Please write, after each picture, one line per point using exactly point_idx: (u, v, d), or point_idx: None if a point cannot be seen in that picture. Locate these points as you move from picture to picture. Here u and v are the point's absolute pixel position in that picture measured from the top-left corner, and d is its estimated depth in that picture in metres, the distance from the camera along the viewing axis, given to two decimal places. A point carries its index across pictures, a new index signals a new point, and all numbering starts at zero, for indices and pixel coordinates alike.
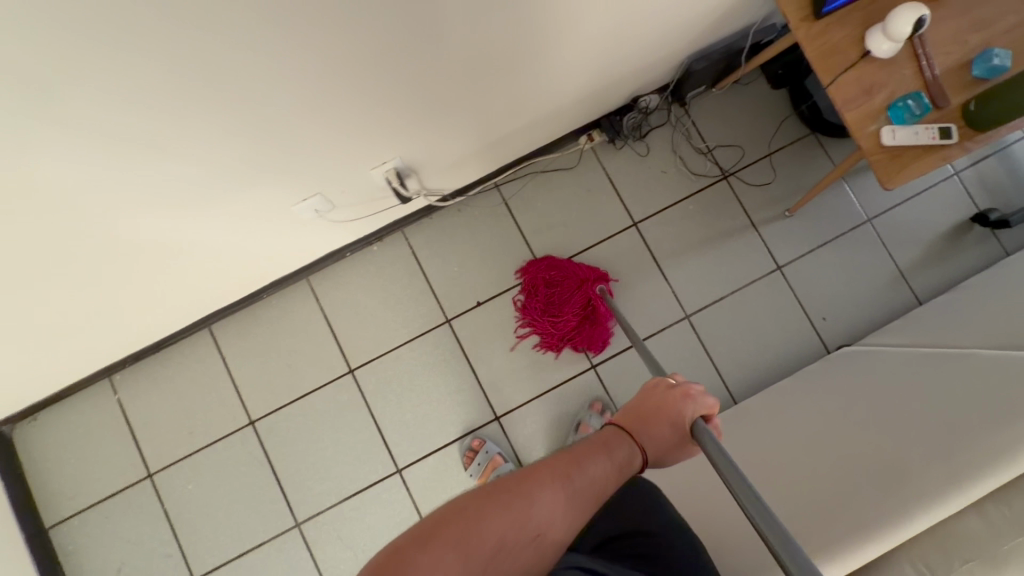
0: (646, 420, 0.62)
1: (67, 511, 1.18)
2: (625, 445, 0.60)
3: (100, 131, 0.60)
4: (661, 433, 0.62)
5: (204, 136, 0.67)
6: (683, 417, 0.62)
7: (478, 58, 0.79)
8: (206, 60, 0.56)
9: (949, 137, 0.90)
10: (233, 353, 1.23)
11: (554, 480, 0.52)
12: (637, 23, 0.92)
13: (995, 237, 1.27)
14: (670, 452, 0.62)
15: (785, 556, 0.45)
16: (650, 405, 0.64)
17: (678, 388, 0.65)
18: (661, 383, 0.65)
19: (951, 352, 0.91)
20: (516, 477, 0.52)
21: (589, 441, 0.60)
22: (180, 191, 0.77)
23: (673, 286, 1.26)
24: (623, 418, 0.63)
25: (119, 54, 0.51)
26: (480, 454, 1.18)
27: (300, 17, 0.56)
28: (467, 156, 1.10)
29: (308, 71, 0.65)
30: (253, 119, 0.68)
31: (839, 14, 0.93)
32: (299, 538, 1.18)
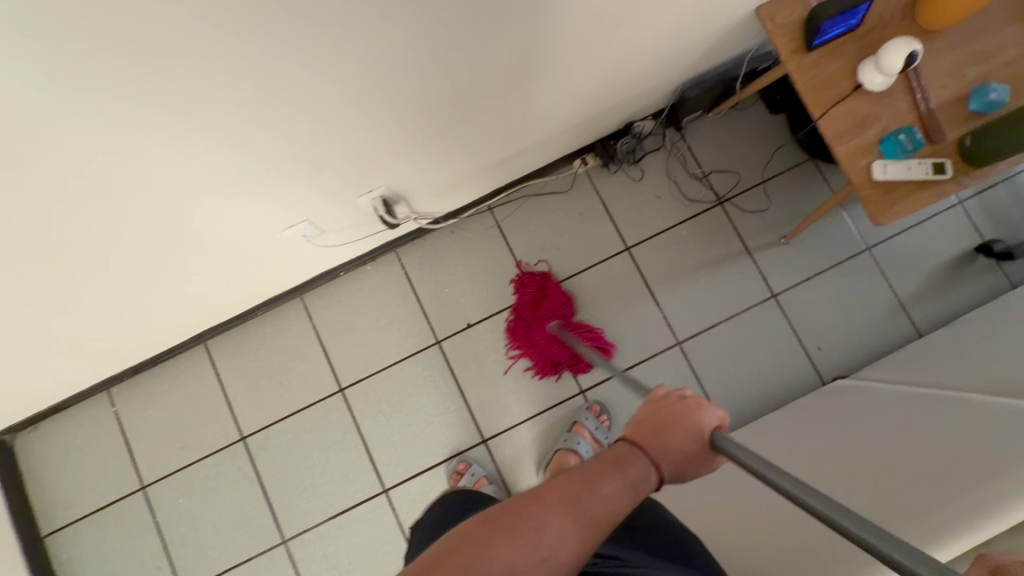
0: (663, 433, 0.51)
1: (64, 520, 1.21)
2: (641, 460, 0.48)
3: (81, 164, 0.62)
4: (680, 446, 0.51)
5: (185, 162, 0.69)
6: (701, 428, 0.52)
7: (460, 91, 0.81)
8: (183, 93, 0.58)
9: (943, 172, 0.88)
10: (226, 369, 1.25)
11: (559, 504, 0.43)
12: (624, 54, 0.92)
13: (1000, 269, 1.24)
14: (690, 467, 0.52)
15: (887, 550, 0.36)
16: (660, 415, 0.52)
17: (689, 398, 0.54)
18: (670, 394, 0.54)
19: (942, 393, 0.89)
20: (514, 502, 0.43)
21: (598, 457, 0.48)
22: (167, 217, 0.79)
23: (665, 312, 1.25)
24: (635, 432, 0.51)
25: (97, 88, 0.53)
26: (466, 477, 1.18)
27: (274, 55, 0.58)
28: (457, 182, 1.11)
29: (286, 105, 0.67)
30: (234, 148, 0.71)
31: (831, 47, 0.93)
32: (285, 555, 1.19)
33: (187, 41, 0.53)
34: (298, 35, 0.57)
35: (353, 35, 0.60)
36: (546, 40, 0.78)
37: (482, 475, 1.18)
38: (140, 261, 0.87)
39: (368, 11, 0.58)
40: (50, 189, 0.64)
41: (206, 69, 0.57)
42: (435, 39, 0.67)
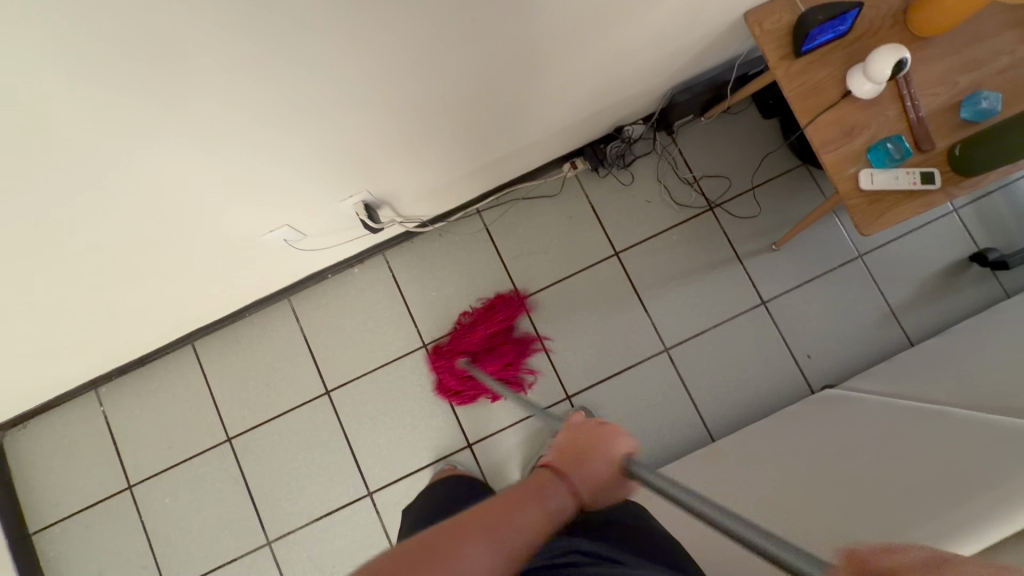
0: (580, 459, 0.57)
1: (52, 518, 1.22)
2: (561, 487, 0.53)
3: (53, 178, 0.62)
4: (594, 472, 0.57)
5: (158, 175, 0.69)
6: (613, 455, 0.58)
7: (440, 101, 0.80)
8: (152, 108, 0.58)
9: (931, 182, 0.87)
10: (213, 371, 1.25)
11: (487, 527, 0.44)
12: (611, 60, 0.91)
13: (995, 278, 1.22)
14: (601, 493, 0.57)
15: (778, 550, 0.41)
16: (578, 442, 0.60)
17: (604, 425, 0.61)
18: (587, 422, 0.62)
19: (927, 406, 0.88)
20: (443, 527, 0.43)
21: (522, 484, 0.52)
22: (145, 227, 0.79)
23: (653, 317, 1.24)
24: (555, 459, 0.57)
25: (62, 105, 0.53)
26: None
27: (243, 69, 0.58)
28: (444, 185, 1.10)
29: (259, 117, 0.66)
30: (209, 160, 0.70)
31: (820, 54, 0.91)
32: (270, 556, 1.20)
33: (151, 60, 0.52)
34: (267, 51, 0.57)
35: (324, 48, 0.60)
36: (526, 50, 0.77)
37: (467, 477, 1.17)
38: (119, 270, 0.87)
39: (337, 26, 0.58)
40: (23, 205, 0.64)
41: (174, 85, 0.56)
42: (410, 50, 0.66)
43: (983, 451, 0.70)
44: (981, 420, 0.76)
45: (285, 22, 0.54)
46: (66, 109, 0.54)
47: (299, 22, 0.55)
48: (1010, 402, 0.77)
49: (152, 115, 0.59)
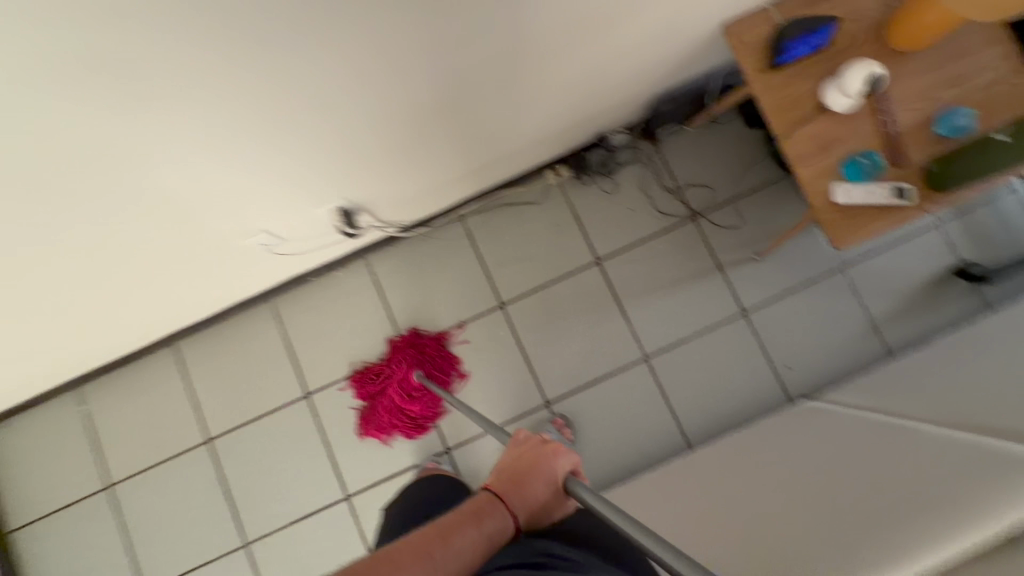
0: (523, 482, 0.54)
1: (35, 515, 1.24)
2: (499, 511, 0.51)
3: (22, 187, 0.63)
4: (536, 492, 0.54)
5: (121, 185, 0.70)
6: (555, 475, 0.55)
7: (411, 114, 0.81)
8: (108, 121, 0.59)
9: (906, 197, 0.87)
10: (196, 372, 1.26)
11: (413, 559, 0.44)
12: (590, 72, 0.91)
13: (977, 292, 1.22)
14: (546, 511, 0.55)
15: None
16: (523, 461, 0.56)
17: (549, 442, 0.57)
18: (534, 439, 0.58)
19: (897, 422, 0.87)
20: (368, 562, 0.43)
21: (457, 510, 0.50)
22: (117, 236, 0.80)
23: (634, 325, 1.24)
24: (498, 481, 0.54)
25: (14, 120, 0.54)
26: None
27: (198, 85, 0.59)
28: (425, 192, 1.11)
29: (221, 129, 0.67)
30: (173, 171, 0.71)
31: (797, 67, 0.91)
32: (247, 557, 1.21)
33: (103, 75, 0.53)
34: (225, 68, 0.58)
35: (284, 66, 0.61)
36: (495, 67, 0.78)
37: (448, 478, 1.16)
38: (90, 277, 0.88)
39: (295, 46, 0.59)
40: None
41: (129, 99, 0.57)
42: (373, 67, 0.67)
43: (941, 470, 0.70)
44: (945, 438, 0.76)
45: (240, 41, 0.55)
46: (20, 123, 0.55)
47: (254, 42, 0.56)
48: (977, 420, 0.77)
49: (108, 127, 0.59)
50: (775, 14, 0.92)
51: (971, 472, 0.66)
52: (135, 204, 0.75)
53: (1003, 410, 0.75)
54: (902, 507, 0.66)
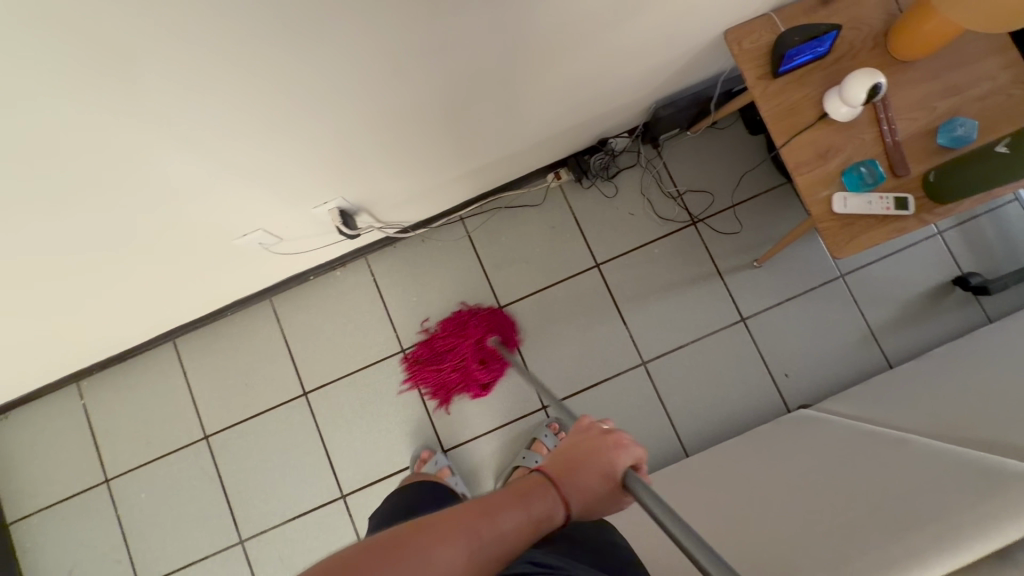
0: (576, 471, 0.52)
1: (31, 508, 1.25)
2: (548, 495, 0.50)
3: (16, 186, 0.63)
4: (590, 482, 0.52)
5: (116, 184, 0.70)
6: (614, 468, 0.53)
7: (406, 117, 0.81)
8: (98, 122, 0.59)
9: (905, 207, 0.86)
10: (193, 369, 1.27)
11: (458, 533, 0.43)
12: (589, 76, 0.91)
13: (977, 303, 1.21)
14: (599, 505, 0.53)
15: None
16: (580, 450, 0.54)
17: (611, 434, 0.55)
18: (594, 428, 0.56)
19: (892, 433, 0.87)
20: (412, 528, 0.43)
21: (507, 488, 0.49)
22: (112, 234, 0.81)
23: (632, 330, 1.24)
24: (551, 466, 0.53)
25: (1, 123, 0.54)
26: (430, 464, 1.17)
27: (188, 86, 0.58)
28: (424, 193, 1.11)
29: (214, 131, 0.67)
30: (166, 170, 0.71)
31: (798, 75, 0.91)
32: (241, 555, 1.21)
33: (90, 76, 0.53)
34: (214, 70, 0.58)
35: (275, 69, 0.61)
36: (491, 72, 0.78)
37: (445, 466, 1.17)
38: (84, 275, 0.88)
39: (286, 49, 0.58)
40: None
41: (119, 100, 0.57)
42: (366, 70, 0.67)
43: (931, 483, 0.69)
44: (937, 450, 0.76)
45: (229, 44, 0.55)
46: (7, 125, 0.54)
47: (244, 45, 0.56)
48: (972, 433, 0.77)
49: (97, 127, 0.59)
50: (777, 21, 0.91)
51: (961, 486, 0.66)
52: (128, 203, 0.75)
53: (998, 425, 0.74)
54: (890, 520, 0.66)
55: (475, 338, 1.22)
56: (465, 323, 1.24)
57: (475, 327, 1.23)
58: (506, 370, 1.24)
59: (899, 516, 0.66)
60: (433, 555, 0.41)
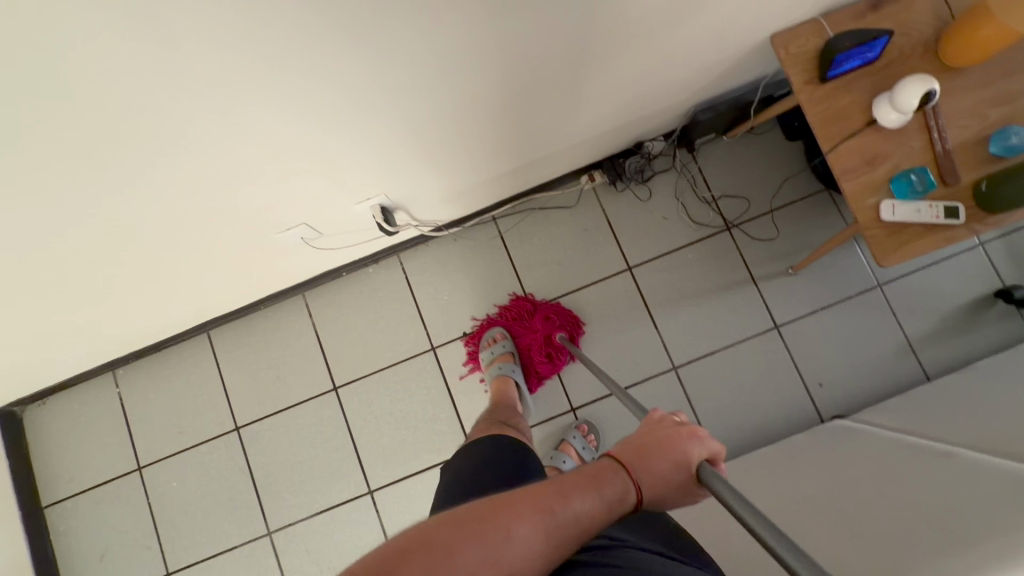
0: (648, 457, 0.53)
1: (66, 492, 1.27)
2: (620, 479, 0.50)
3: (76, 178, 0.65)
4: (664, 469, 0.52)
5: (171, 176, 0.71)
6: (689, 458, 0.52)
7: (450, 114, 0.81)
8: (157, 116, 0.59)
9: (956, 217, 0.85)
10: (226, 360, 1.28)
11: (534, 510, 0.44)
12: (633, 78, 0.91)
13: (1020, 316, 1.19)
14: (672, 494, 0.52)
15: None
16: (653, 437, 0.55)
17: (684, 425, 0.56)
18: (667, 419, 0.57)
19: (936, 445, 0.85)
20: (490, 504, 0.44)
21: (579, 471, 0.50)
22: (158, 225, 0.82)
23: (663, 334, 1.23)
24: (622, 451, 0.53)
25: (66, 116, 0.55)
26: (496, 345, 1.21)
27: (249, 81, 0.59)
28: (461, 192, 1.11)
29: (268, 125, 0.68)
30: (215, 164, 0.72)
31: (847, 80, 0.90)
32: (269, 546, 1.22)
33: (154, 70, 0.53)
34: (272, 63, 0.58)
35: (330, 63, 0.61)
36: (538, 70, 0.77)
37: (503, 353, 1.19)
38: (129, 264, 0.89)
39: (343, 44, 0.59)
40: (51, 201, 0.67)
41: (180, 94, 0.57)
42: (417, 65, 0.67)
43: (980, 498, 0.68)
44: (986, 464, 0.74)
45: (289, 38, 0.55)
46: (72, 117, 0.55)
47: (303, 38, 0.56)
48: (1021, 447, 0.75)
49: (158, 121, 0.60)
50: (825, 25, 0.91)
51: (1012, 501, 0.64)
52: (177, 195, 0.76)
53: None
54: (938, 532, 0.65)
55: (543, 333, 1.21)
56: (532, 315, 1.23)
57: (547, 321, 1.22)
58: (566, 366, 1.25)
59: (950, 530, 0.64)
60: (512, 531, 0.42)
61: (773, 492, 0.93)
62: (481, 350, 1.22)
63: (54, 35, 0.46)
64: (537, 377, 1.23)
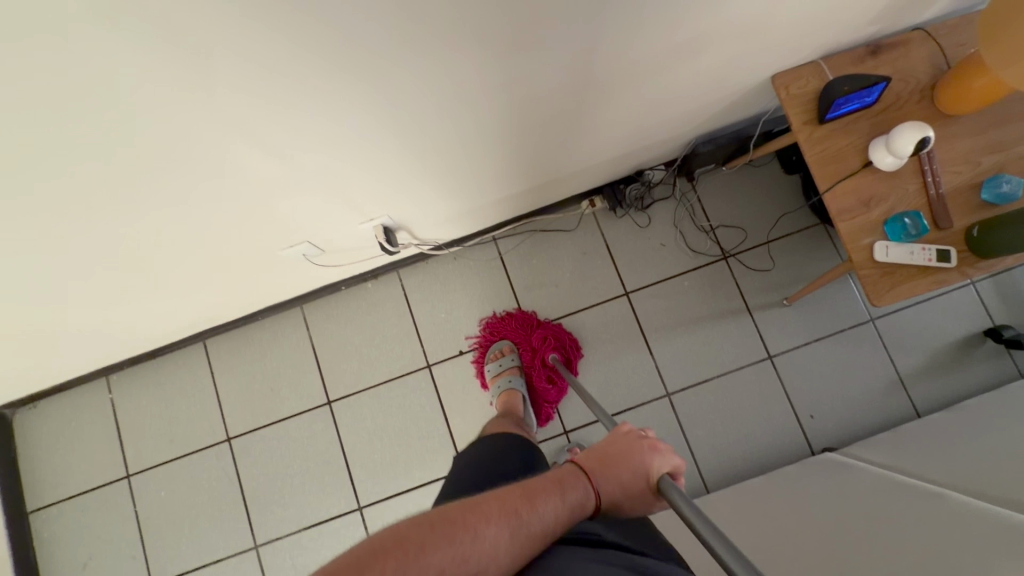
0: (610, 466, 0.55)
1: (52, 497, 1.26)
2: (582, 485, 0.53)
3: (85, 193, 0.65)
4: (620, 478, 0.55)
5: (178, 192, 0.72)
6: (649, 469, 0.55)
7: (457, 142, 0.84)
8: (167, 134, 0.60)
9: (947, 261, 0.87)
10: (220, 370, 1.28)
11: (500, 514, 0.46)
12: (637, 111, 0.93)
13: (1009, 355, 1.20)
14: (629, 503, 0.55)
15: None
16: (617, 446, 0.57)
17: (648, 438, 0.58)
18: (631, 430, 0.59)
19: (923, 485, 0.86)
20: (459, 508, 0.45)
21: (543, 476, 0.52)
22: (165, 240, 0.83)
23: (657, 360, 1.24)
24: (586, 458, 0.57)
25: (89, 140, 0.56)
26: (505, 360, 1.21)
27: (276, 103, 0.61)
28: (463, 214, 1.13)
29: (276, 144, 0.69)
30: (225, 182, 0.73)
31: (845, 122, 0.92)
32: (255, 560, 1.21)
33: (182, 93, 0.55)
34: (289, 88, 0.60)
35: (345, 93, 0.63)
36: (544, 104, 0.80)
37: (510, 366, 1.20)
38: (128, 275, 0.90)
39: (355, 74, 0.61)
40: (56, 215, 0.67)
41: (194, 112, 0.59)
42: (426, 96, 0.69)
43: (964, 541, 0.69)
44: (970, 508, 0.75)
45: (301, 69, 0.57)
46: (86, 139, 0.56)
47: (321, 70, 0.58)
48: (1005, 492, 0.76)
49: (174, 139, 0.61)
50: (825, 68, 0.93)
51: (994, 545, 0.65)
52: (184, 211, 0.77)
53: None
54: (921, 572, 0.66)
55: (538, 354, 1.22)
56: (528, 335, 1.23)
57: (543, 343, 1.22)
58: (565, 392, 1.24)
59: (932, 572, 0.65)
60: (479, 533, 0.43)
61: (761, 523, 0.94)
62: (487, 363, 1.23)
63: (94, 69, 0.48)
64: (541, 406, 1.23)
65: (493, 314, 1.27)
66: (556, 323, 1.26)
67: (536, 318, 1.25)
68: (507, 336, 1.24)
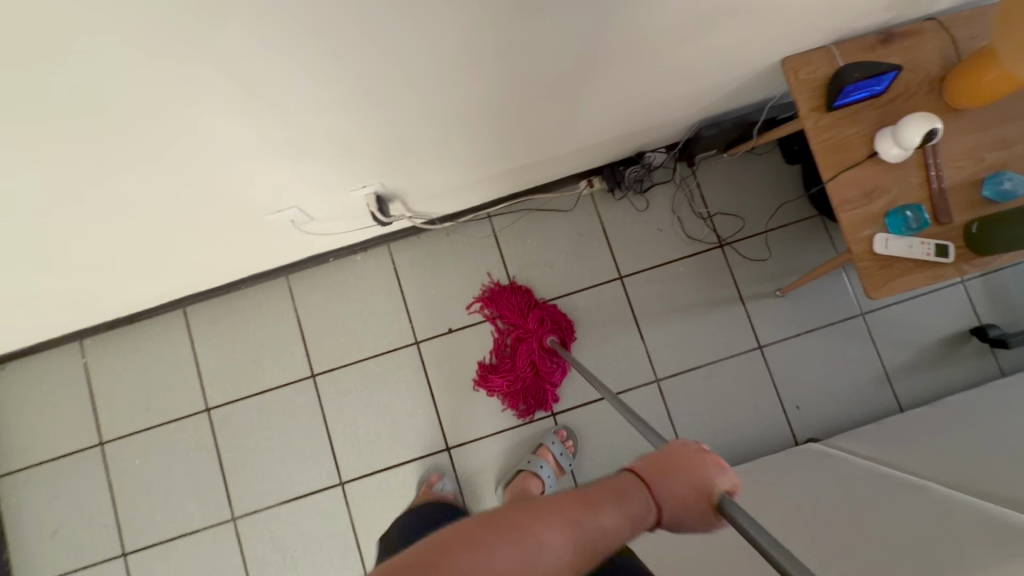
0: (672, 476, 0.51)
1: (20, 463, 1.22)
2: (642, 495, 0.49)
3: (58, 155, 0.61)
4: (685, 491, 0.50)
5: (161, 155, 0.67)
6: (711, 483, 0.51)
7: (452, 113, 0.80)
8: (154, 98, 0.56)
9: (945, 255, 0.86)
10: (201, 338, 1.24)
11: (563, 520, 0.42)
12: (648, 88, 0.90)
13: (993, 354, 1.22)
14: (688, 521, 0.51)
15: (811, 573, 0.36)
16: (679, 458, 0.53)
17: (707, 453, 0.54)
18: (691, 443, 0.55)
19: (906, 478, 0.87)
20: (518, 509, 0.42)
21: (602, 484, 0.49)
22: (142, 204, 0.79)
23: (648, 345, 1.24)
24: (643, 467, 0.52)
25: (68, 99, 0.52)
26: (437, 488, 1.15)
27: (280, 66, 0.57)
28: (459, 187, 1.09)
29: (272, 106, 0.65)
30: (213, 147, 0.69)
31: (853, 110, 0.91)
32: (233, 531, 1.19)
33: (177, 58, 0.51)
34: (289, 52, 0.56)
35: (345, 59, 0.60)
36: (551, 78, 0.77)
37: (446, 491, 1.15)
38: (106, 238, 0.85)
39: (359, 38, 0.57)
40: (27, 173, 0.63)
41: (185, 76, 0.54)
42: (428, 65, 0.66)
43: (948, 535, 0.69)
44: (953, 502, 0.76)
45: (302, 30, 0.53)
46: (64, 96, 0.52)
47: (321, 33, 0.54)
48: (988, 487, 0.77)
49: (164, 103, 0.57)
50: (837, 54, 0.91)
51: (976, 540, 0.66)
52: (168, 176, 0.73)
53: (1017, 482, 0.74)
54: (903, 562, 0.66)
55: (534, 335, 1.20)
56: (523, 315, 1.22)
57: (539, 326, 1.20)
58: (562, 375, 1.21)
59: (914, 562, 0.66)
60: (545, 539, 0.40)
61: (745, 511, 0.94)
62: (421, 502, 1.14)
63: (71, 21, 0.43)
64: (531, 387, 1.21)
65: (488, 287, 1.25)
66: (551, 304, 1.24)
67: (530, 297, 1.23)
68: (505, 307, 1.22)
